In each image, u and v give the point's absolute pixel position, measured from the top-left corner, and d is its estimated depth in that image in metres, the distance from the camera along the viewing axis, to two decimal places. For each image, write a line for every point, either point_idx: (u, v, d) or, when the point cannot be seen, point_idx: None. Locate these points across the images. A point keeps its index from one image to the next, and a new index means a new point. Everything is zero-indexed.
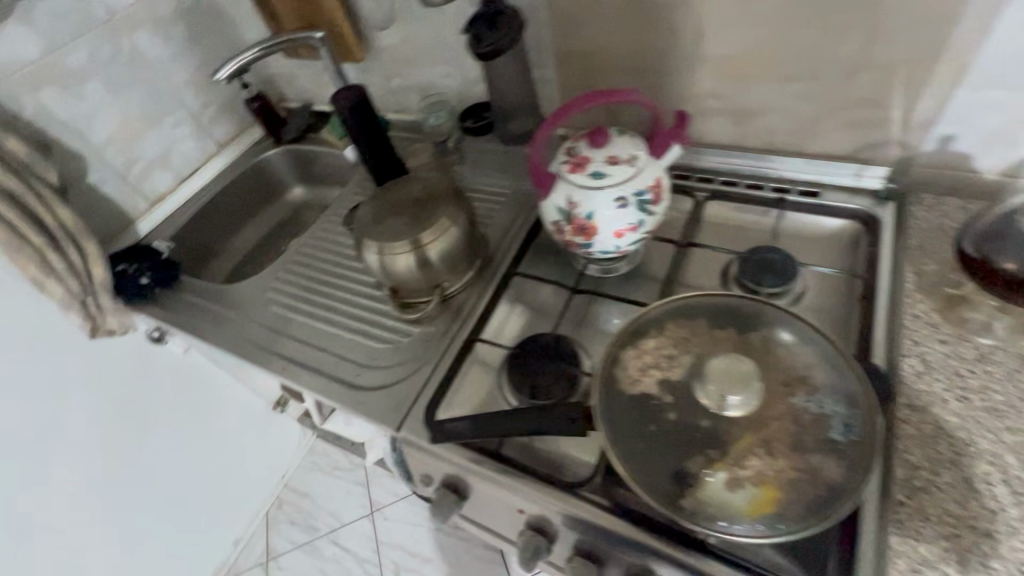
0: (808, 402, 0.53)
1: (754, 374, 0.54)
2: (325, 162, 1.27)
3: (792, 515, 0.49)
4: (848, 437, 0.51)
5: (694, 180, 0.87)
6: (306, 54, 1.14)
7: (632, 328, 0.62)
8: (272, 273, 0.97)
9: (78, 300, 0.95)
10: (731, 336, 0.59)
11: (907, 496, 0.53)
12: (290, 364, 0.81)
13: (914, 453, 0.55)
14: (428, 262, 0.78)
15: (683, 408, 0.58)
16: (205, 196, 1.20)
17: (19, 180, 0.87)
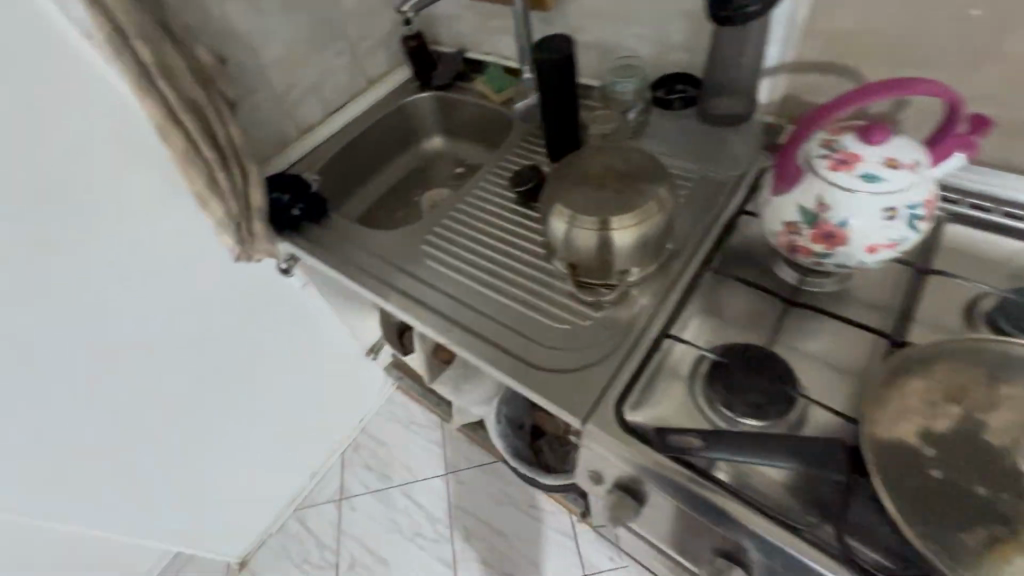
0: None
1: None
2: (472, 114, 1.21)
3: None
4: None
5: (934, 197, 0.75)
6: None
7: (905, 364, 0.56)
8: (427, 226, 0.94)
9: (234, 222, 0.94)
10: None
11: None
12: (454, 328, 0.79)
13: None
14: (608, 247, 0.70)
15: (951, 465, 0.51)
16: (351, 133, 1.17)
17: (204, 91, 0.85)
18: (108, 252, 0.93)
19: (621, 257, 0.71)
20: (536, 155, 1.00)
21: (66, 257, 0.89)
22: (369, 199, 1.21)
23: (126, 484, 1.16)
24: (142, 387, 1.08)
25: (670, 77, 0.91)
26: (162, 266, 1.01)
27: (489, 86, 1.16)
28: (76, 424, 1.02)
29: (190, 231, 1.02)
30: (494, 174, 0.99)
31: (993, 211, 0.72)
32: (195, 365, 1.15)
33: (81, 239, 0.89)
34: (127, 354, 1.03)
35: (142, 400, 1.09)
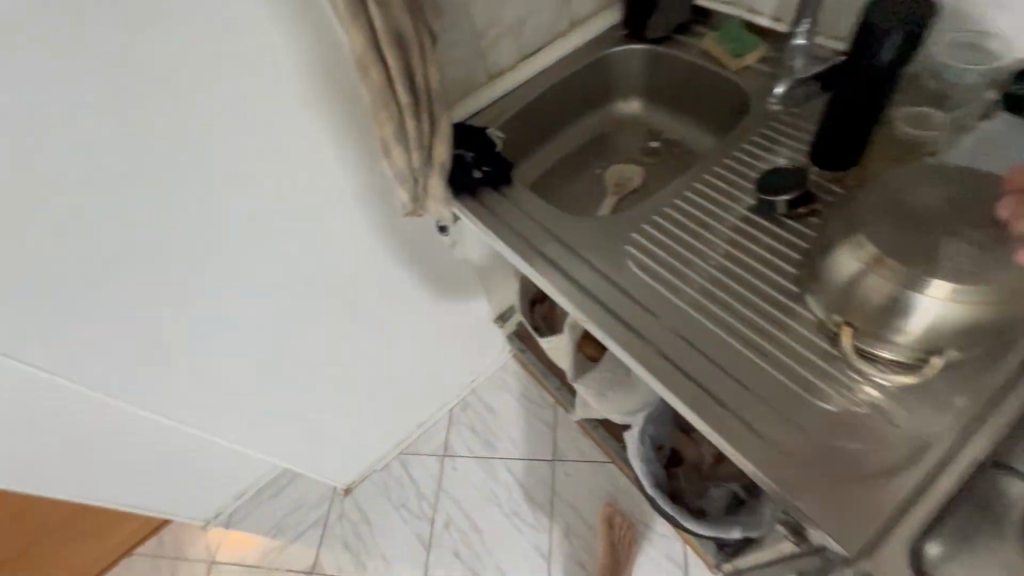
0: None
1: None
2: (689, 79, 0.98)
3: None
4: None
5: None
6: None
7: None
8: (635, 221, 0.78)
9: (413, 176, 0.83)
10: None
11: None
12: (669, 367, 0.64)
13: None
14: (905, 315, 0.53)
15: None
16: (543, 85, 1.00)
17: (412, 22, 0.72)
18: (272, 203, 0.84)
19: (926, 332, 0.53)
20: (781, 151, 0.78)
21: (240, 203, 0.81)
22: (546, 164, 1.06)
23: (275, 421, 1.17)
24: (243, 338, 0.97)
25: None
26: (341, 219, 0.94)
27: (724, 48, 0.92)
28: (193, 368, 0.96)
29: (372, 184, 0.93)
30: (723, 167, 0.79)
31: None
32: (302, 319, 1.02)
33: (256, 185, 0.81)
34: (233, 306, 0.91)
35: (243, 349, 0.99)
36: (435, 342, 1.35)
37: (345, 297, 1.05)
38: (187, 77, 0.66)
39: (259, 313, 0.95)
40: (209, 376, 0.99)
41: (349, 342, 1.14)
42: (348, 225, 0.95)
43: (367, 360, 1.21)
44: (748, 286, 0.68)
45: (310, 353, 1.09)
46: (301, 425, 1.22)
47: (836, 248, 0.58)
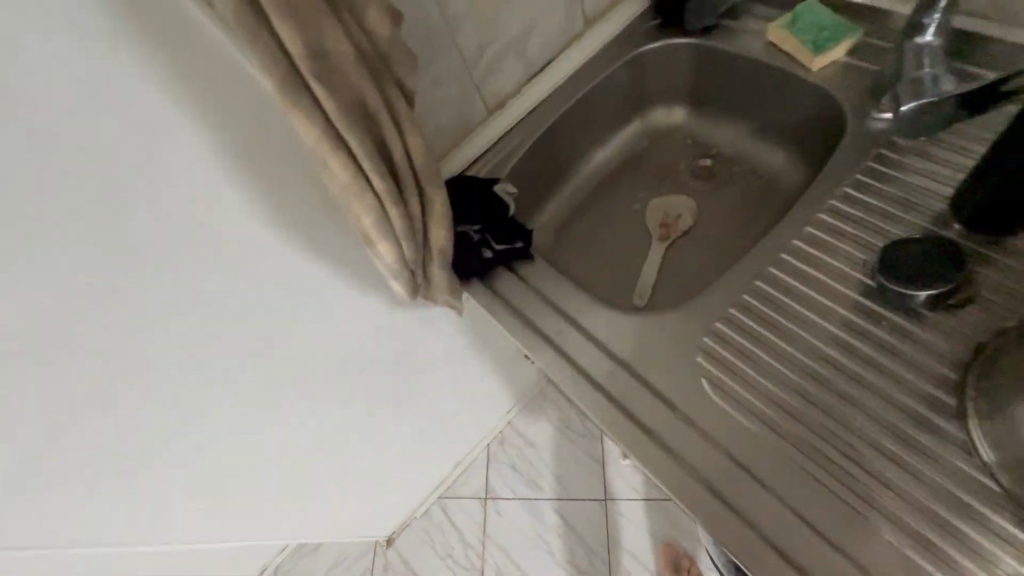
0: None
1: None
2: (748, 79, 0.75)
3: None
4: None
5: None
6: None
7: None
8: (708, 316, 0.57)
9: (408, 270, 0.65)
10: None
11: None
12: (777, 562, 0.45)
13: None
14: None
15: None
16: (560, 109, 0.79)
17: (376, 84, 0.53)
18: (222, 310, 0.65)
19: None
20: (901, 198, 0.56)
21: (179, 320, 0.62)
22: (568, 204, 0.85)
23: (285, 519, 1.02)
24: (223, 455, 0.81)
25: None
26: (355, 288, 0.77)
27: (802, 40, 0.68)
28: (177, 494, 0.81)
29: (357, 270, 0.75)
30: (822, 226, 0.58)
31: None
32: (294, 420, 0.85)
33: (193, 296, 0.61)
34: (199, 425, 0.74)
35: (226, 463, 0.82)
36: (458, 403, 1.17)
37: (341, 387, 0.88)
38: (151, 161, 0.50)
39: (239, 426, 0.79)
40: (195, 496, 0.83)
41: (354, 430, 0.97)
42: (359, 296, 0.79)
43: (379, 441, 1.04)
44: (868, 413, 0.49)
45: (311, 448, 0.93)
46: (315, 516, 1.07)
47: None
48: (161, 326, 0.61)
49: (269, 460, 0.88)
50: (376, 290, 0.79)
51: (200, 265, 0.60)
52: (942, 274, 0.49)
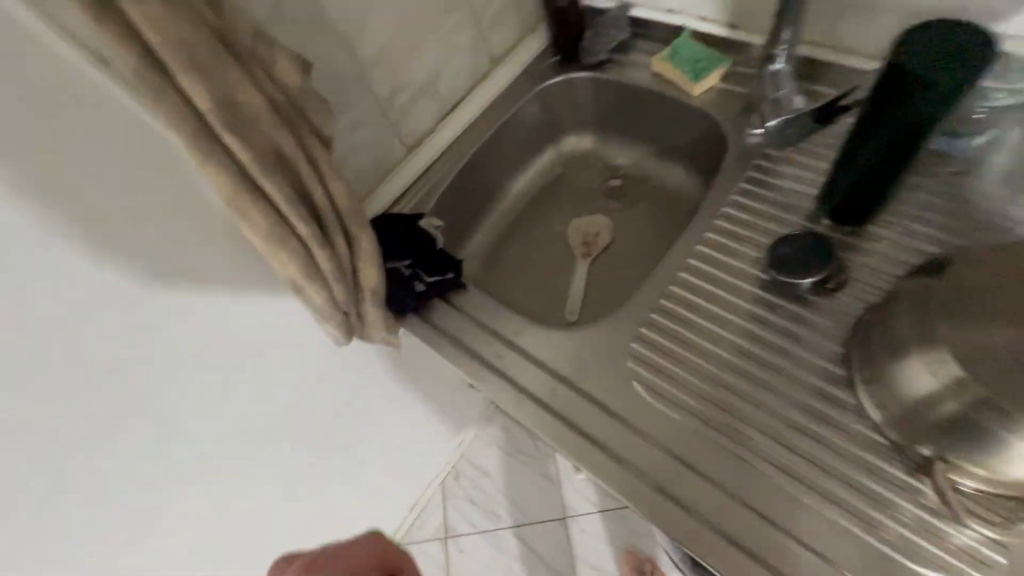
0: None
1: None
2: (642, 105, 0.83)
3: None
4: None
5: None
6: None
7: None
8: (632, 322, 0.62)
9: (340, 312, 0.65)
10: None
11: None
12: (721, 543, 0.50)
13: None
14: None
15: None
16: (476, 143, 0.83)
17: (291, 132, 0.53)
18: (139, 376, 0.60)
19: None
20: (779, 201, 0.64)
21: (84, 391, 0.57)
22: (495, 232, 0.89)
23: None
24: (141, 538, 0.72)
25: None
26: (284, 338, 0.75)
27: (682, 70, 0.77)
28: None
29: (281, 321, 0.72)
30: (718, 230, 0.65)
31: None
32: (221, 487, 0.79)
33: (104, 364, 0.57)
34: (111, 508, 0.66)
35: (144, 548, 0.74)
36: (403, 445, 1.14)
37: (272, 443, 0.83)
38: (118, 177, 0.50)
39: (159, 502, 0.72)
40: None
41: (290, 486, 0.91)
42: (309, 333, 0.77)
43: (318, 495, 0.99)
44: (781, 395, 0.54)
45: (243, 514, 0.86)
46: None
47: (904, 360, 0.46)
48: (166, 327, 0.60)
49: (195, 537, 0.80)
50: (305, 337, 0.77)
51: (172, 283, 0.58)
52: (817, 266, 0.56)
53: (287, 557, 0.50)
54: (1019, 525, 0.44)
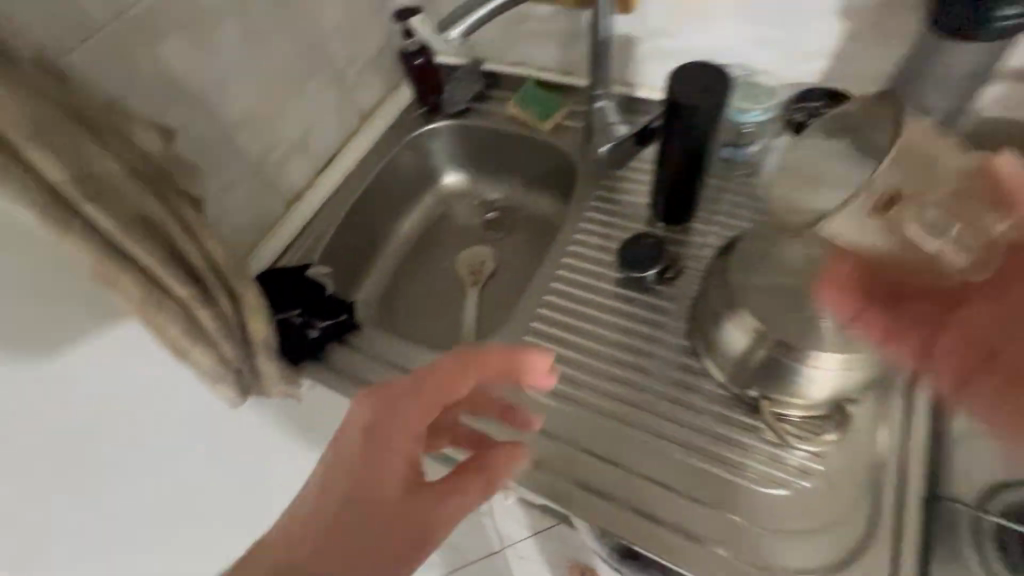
0: None
1: None
2: (503, 145, 0.94)
3: None
4: None
5: None
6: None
7: None
8: (517, 332, 0.69)
9: (233, 370, 0.65)
10: None
11: None
12: (613, 509, 0.57)
13: None
14: (813, 381, 0.52)
15: None
16: (355, 192, 0.88)
17: (159, 197, 0.54)
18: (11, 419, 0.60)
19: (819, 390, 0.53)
20: (622, 213, 0.76)
21: None
22: (387, 272, 0.94)
23: None
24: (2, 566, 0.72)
25: (814, 92, 0.67)
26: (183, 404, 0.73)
27: (530, 112, 0.88)
28: None
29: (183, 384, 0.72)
30: (578, 242, 0.75)
31: None
32: (99, 533, 0.77)
33: None
34: None
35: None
36: None
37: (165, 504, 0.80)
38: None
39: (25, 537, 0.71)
40: None
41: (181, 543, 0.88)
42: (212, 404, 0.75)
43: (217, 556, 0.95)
44: (647, 371, 0.63)
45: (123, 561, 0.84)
46: None
47: (727, 326, 0.56)
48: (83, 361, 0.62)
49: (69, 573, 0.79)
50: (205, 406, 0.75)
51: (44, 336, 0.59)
52: (652, 263, 0.67)
53: (369, 391, 0.47)
54: (826, 439, 0.56)
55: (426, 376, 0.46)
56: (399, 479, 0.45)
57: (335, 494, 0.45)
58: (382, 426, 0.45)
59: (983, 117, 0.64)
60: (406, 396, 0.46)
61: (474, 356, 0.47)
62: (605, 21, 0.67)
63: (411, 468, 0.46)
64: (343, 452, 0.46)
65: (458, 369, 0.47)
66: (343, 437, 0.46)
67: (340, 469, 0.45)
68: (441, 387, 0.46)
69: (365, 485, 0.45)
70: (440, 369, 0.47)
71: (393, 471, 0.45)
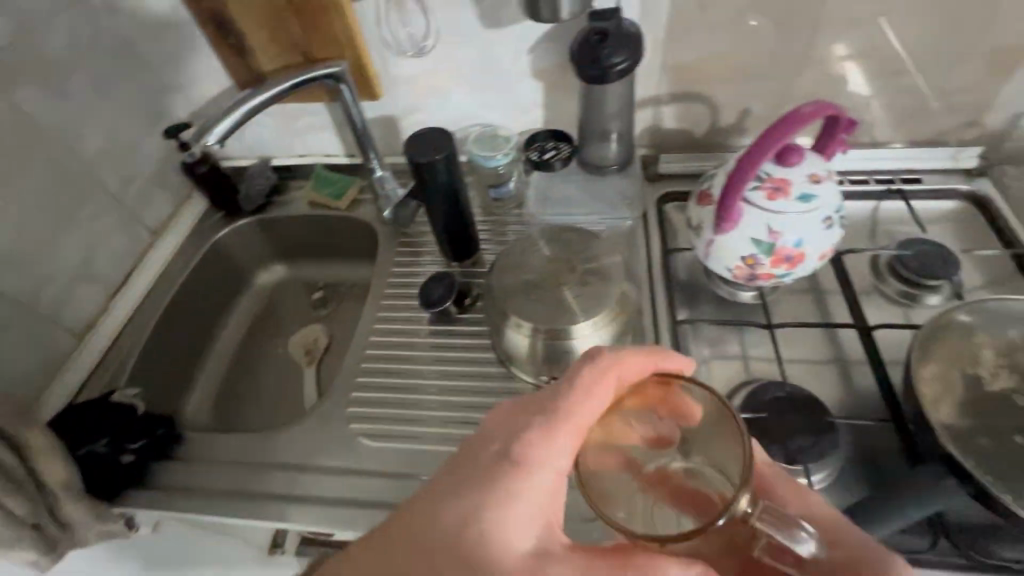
0: None
1: None
2: (309, 229, 0.99)
3: None
4: None
5: None
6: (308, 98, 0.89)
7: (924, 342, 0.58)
8: (343, 392, 0.72)
9: (30, 523, 0.59)
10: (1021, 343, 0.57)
11: None
12: None
13: None
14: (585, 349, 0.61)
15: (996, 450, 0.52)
16: (159, 306, 0.86)
17: None
18: None
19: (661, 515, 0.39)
20: (424, 262, 0.85)
21: None
22: (216, 375, 0.92)
23: None
24: None
25: (542, 135, 0.84)
26: None
27: (324, 193, 0.96)
28: None
29: None
30: (389, 297, 0.82)
31: (868, 181, 0.82)
32: None
33: None
34: None
35: None
36: None
37: None
38: None
39: None
40: None
41: None
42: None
43: None
44: (462, 389, 0.70)
45: None
46: None
47: (505, 330, 0.64)
48: None
49: None
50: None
51: None
52: (449, 295, 0.74)
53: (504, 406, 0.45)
54: None
55: (592, 394, 0.42)
56: (528, 521, 0.40)
57: (450, 524, 0.40)
58: (525, 441, 0.41)
59: (656, 130, 0.85)
60: (525, 415, 0.43)
61: (603, 353, 0.44)
62: (352, 103, 0.78)
63: (543, 510, 0.41)
64: (482, 469, 0.41)
65: (600, 395, 0.42)
66: (475, 454, 0.43)
67: (451, 477, 0.42)
68: (589, 407, 0.42)
69: (489, 518, 0.39)
70: (591, 393, 0.42)
71: (524, 507, 0.40)
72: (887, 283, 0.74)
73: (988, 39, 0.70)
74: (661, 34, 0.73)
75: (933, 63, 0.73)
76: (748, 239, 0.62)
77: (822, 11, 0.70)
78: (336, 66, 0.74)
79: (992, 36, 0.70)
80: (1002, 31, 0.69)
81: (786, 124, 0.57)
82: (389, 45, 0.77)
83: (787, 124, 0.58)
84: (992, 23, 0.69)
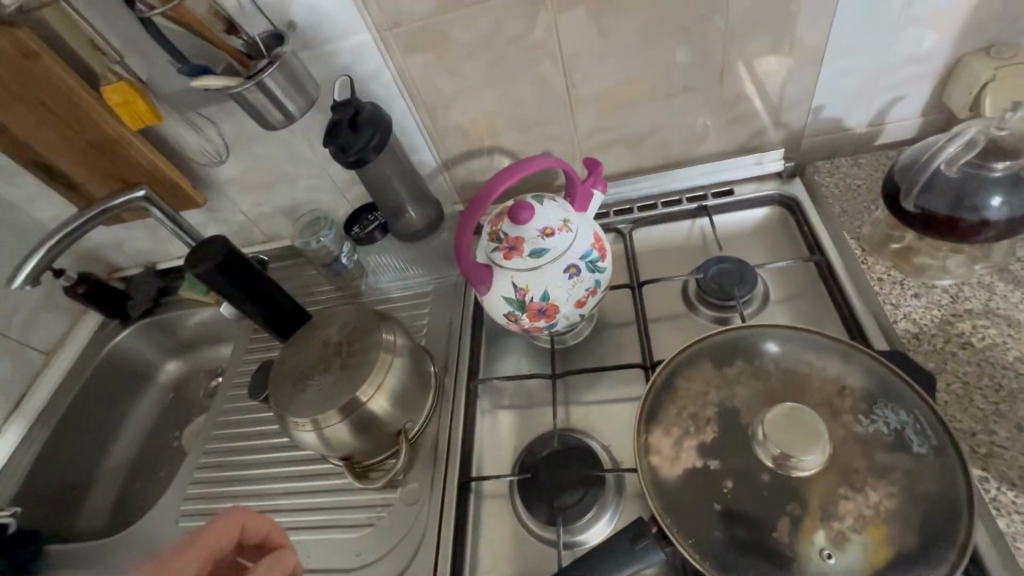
0: (875, 419, 0.48)
1: (830, 383, 0.52)
2: (198, 322, 1.06)
3: (908, 565, 0.42)
4: (926, 446, 0.46)
5: (636, 211, 0.82)
6: (130, 216, 0.89)
7: (669, 380, 0.56)
8: (181, 489, 0.77)
9: None
10: (773, 368, 0.54)
11: (1013, 490, 0.47)
12: None
13: (998, 431, 0.50)
14: (368, 421, 0.63)
15: (734, 494, 0.49)
16: (49, 423, 0.93)
17: None
18: None
19: None
20: (275, 346, 0.89)
21: None
22: (117, 475, 1.00)
23: None
24: None
25: (361, 210, 0.87)
26: None
27: (196, 291, 0.99)
28: None
29: None
30: (234, 387, 0.86)
31: (681, 201, 0.81)
32: None
33: None
34: None
35: None
36: None
37: None
38: None
39: None
40: None
41: None
42: None
43: None
44: (282, 475, 0.73)
45: None
46: None
47: (292, 429, 0.64)
48: None
49: None
50: None
51: None
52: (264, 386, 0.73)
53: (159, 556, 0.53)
54: (402, 482, 0.67)
55: (227, 516, 0.54)
56: None
57: None
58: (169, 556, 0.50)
59: (469, 185, 0.87)
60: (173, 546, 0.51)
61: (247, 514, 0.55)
62: (166, 220, 0.83)
63: None
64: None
65: (233, 517, 0.54)
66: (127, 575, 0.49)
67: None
68: (225, 522, 0.53)
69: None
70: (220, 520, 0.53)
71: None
72: (694, 308, 0.72)
73: (745, 47, 0.69)
74: (427, 103, 0.75)
75: (702, 77, 0.72)
76: (501, 297, 0.63)
77: (569, 56, 0.70)
78: (144, 190, 0.79)
79: (746, 45, 0.69)
80: (755, 38, 0.68)
81: (496, 183, 0.59)
82: (199, 153, 0.79)
83: (497, 182, 0.59)
84: (739, 34, 0.67)
